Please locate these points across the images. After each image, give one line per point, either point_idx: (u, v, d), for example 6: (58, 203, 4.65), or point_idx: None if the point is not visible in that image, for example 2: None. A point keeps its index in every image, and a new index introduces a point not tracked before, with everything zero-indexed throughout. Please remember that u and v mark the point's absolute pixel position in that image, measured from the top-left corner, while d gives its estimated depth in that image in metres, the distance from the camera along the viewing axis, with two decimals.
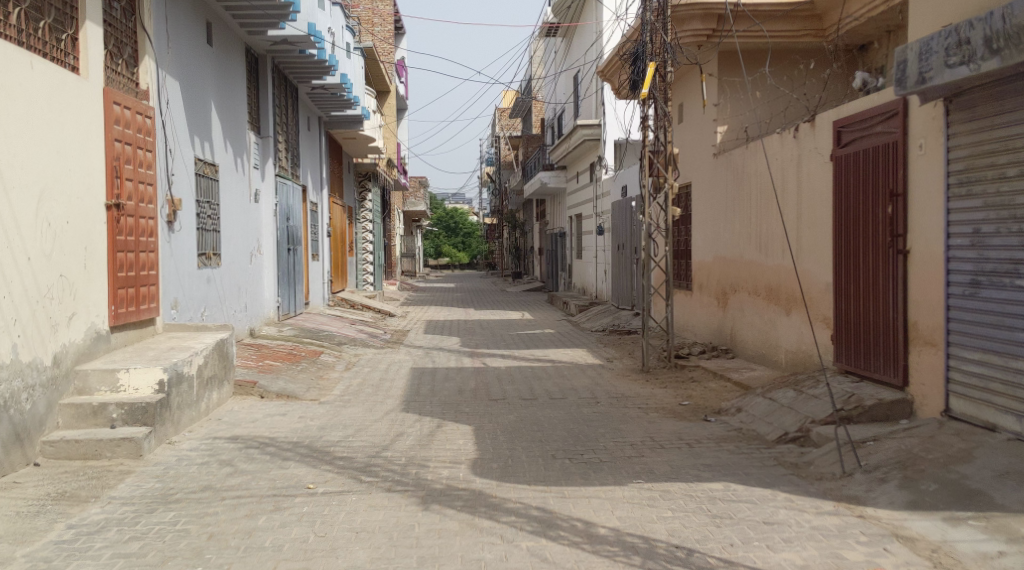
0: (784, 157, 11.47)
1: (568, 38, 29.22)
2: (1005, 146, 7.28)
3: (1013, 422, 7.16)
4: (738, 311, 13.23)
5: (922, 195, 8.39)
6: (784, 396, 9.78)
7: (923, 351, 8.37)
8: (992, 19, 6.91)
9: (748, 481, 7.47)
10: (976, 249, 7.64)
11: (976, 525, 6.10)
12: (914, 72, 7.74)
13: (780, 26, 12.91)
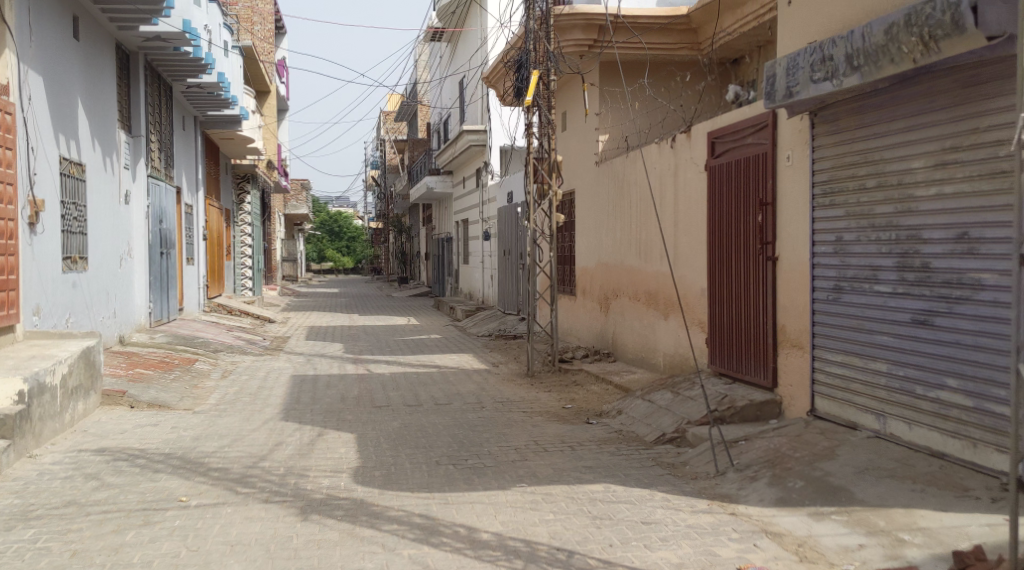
0: (662, 166, 11.77)
1: (453, 43, 29.25)
2: (864, 158, 7.65)
3: (872, 420, 7.54)
4: (619, 316, 13.50)
5: (789, 204, 8.74)
6: (662, 398, 10.04)
7: (790, 354, 8.72)
8: (853, 37, 7.24)
9: (627, 482, 7.62)
10: (838, 256, 8.00)
11: (839, 519, 6.35)
12: (782, 86, 8.13)
13: (657, 39, 13.31)
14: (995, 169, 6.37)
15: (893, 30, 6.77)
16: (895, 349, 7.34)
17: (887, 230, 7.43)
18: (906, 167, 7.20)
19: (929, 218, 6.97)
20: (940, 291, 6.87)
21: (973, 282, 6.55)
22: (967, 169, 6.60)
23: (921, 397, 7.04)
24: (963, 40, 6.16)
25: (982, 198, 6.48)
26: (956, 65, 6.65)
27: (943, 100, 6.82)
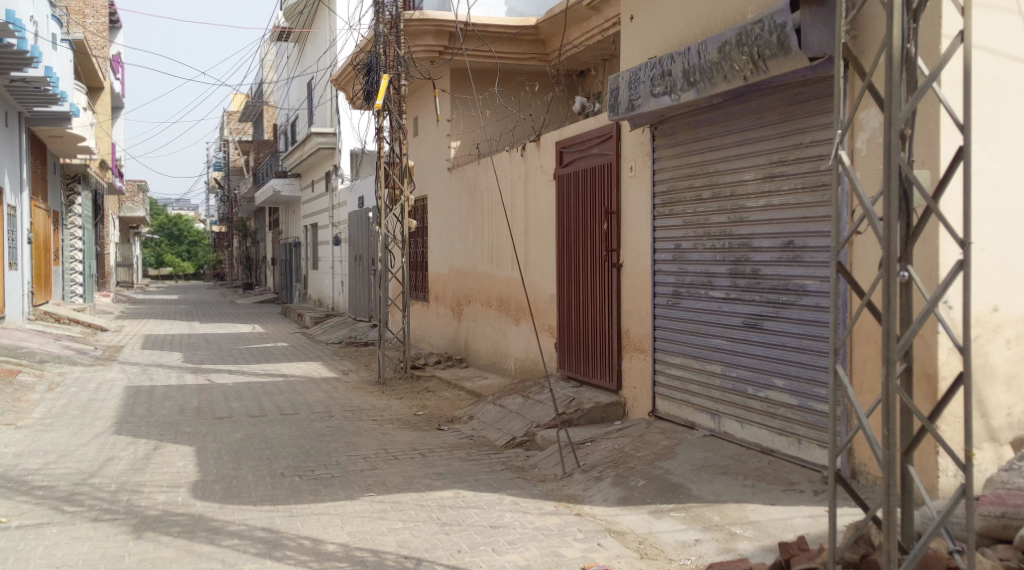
0: (513, 173, 11.92)
1: (301, 43, 28.70)
2: (700, 170, 7.97)
3: (708, 419, 7.87)
4: (472, 321, 13.56)
5: (633, 212, 8.99)
6: (512, 403, 10.15)
7: (633, 357, 8.99)
8: (689, 55, 7.54)
9: (477, 487, 7.66)
10: (676, 263, 8.31)
11: (678, 516, 6.57)
12: (625, 99, 8.38)
13: (507, 48, 13.35)
14: (816, 182, 6.74)
15: (726, 49, 7.08)
16: (728, 351, 7.68)
17: (721, 238, 7.76)
18: (738, 179, 7.54)
19: (759, 227, 7.32)
20: (769, 296, 7.22)
21: (798, 288, 6.92)
22: (792, 182, 6.96)
23: (751, 397, 7.40)
24: (788, 61, 6.50)
25: (806, 209, 6.84)
26: (782, 84, 7.01)
27: (771, 116, 7.18)
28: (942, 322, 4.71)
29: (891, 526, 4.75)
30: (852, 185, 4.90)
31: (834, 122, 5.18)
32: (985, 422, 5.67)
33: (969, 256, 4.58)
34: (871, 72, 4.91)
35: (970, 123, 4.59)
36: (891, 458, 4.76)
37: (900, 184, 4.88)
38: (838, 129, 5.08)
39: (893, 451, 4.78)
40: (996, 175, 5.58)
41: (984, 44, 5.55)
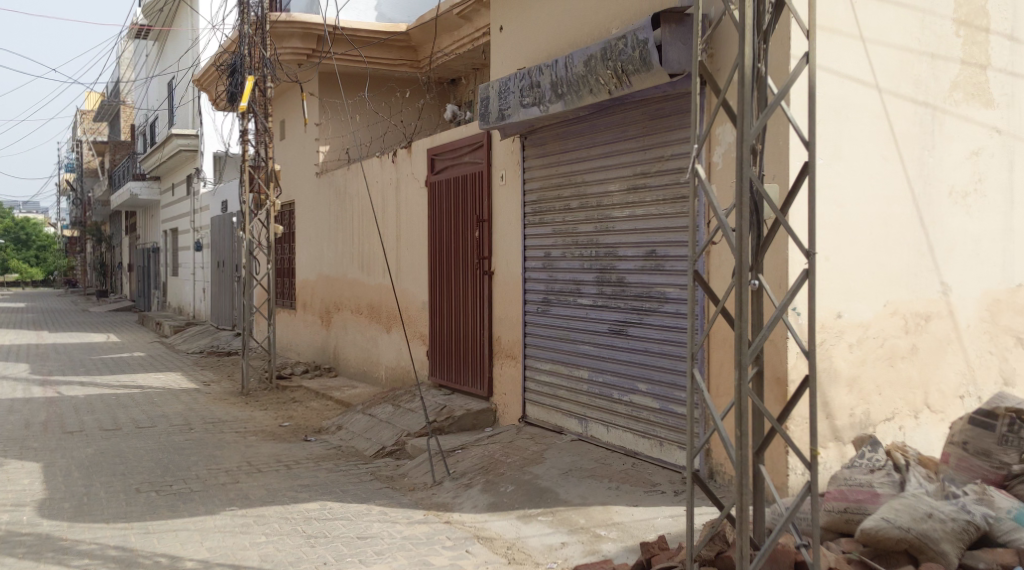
0: (383, 180, 11.86)
1: (161, 42, 27.75)
2: (568, 181, 8.12)
3: (576, 424, 8.03)
4: (341, 329, 13.39)
5: (503, 220, 9.08)
6: (382, 412, 10.08)
7: (504, 364, 9.07)
8: (557, 67, 7.67)
9: (344, 498, 7.58)
10: (546, 271, 8.44)
11: (545, 520, 6.66)
12: (495, 108, 8.46)
13: (377, 53, 13.12)
14: (676, 193, 6.97)
15: (592, 63, 7.25)
16: (594, 357, 7.85)
17: (588, 247, 7.93)
18: (604, 190, 7.73)
19: (623, 236, 7.53)
20: (632, 303, 7.43)
21: (660, 295, 7.14)
22: (655, 193, 7.18)
23: (616, 401, 7.59)
24: (650, 76, 6.72)
25: (668, 219, 7.06)
26: (644, 98, 7.23)
27: (634, 129, 7.40)
28: (789, 328, 4.96)
29: (743, 523, 4.96)
30: (707, 198, 5.10)
31: (691, 136, 5.37)
32: (829, 422, 5.99)
33: (813, 265, 4.84)
34: (726, 90, 5.14)
35: (814, 140, 4.86)
36: (744, 458, 4.97)
37: (752, 197, 5.12)
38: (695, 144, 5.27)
39: (745, 451, 5.00)
40: (838, 190, 5.92)
41: (826, 65, 5.86)
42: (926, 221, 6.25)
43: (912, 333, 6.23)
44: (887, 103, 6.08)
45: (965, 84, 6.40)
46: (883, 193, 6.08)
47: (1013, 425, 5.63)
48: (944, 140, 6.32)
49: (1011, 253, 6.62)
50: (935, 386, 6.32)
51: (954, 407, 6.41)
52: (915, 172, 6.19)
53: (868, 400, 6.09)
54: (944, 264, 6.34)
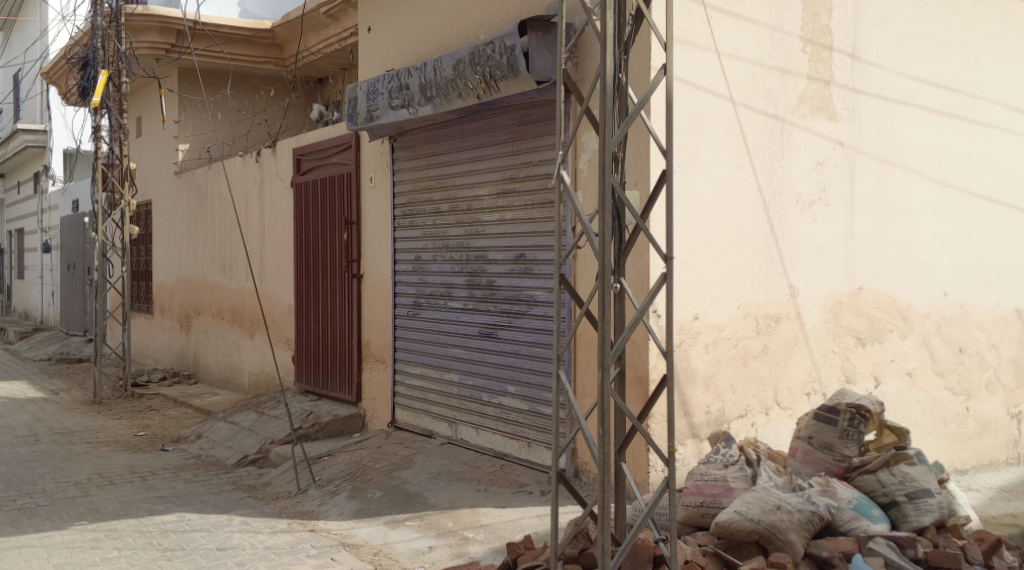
0: (247, 180, 11.59)
1: (5, 32, 26.27)
2: (438, 184, 8.15)
3: (445, 428, 8.05)
4: (202, 334, 13.00)
5: (371, 223, 9.02)
6: (245, 419, 9.84)
7: (373, 368, 9.00)
8: (425, 70, 7.68)
9: (203, 509, 7.38)
10: (416, 274, 8.43)
11: (413, 525, 6.66)
12: (364, 109, 8.38)
13: (240, 50, 12.75)
14: (545, 199, 7.10)
15: (461, 67, 7.29)
16: (464, 360, 7.89)
17: (458, 250, 7.99)
18: (473, 194, 7.79)
19: (494, 240, 7.61)
20: (502, 306, 7.53)
21: (529, 298, 7.27)
22: (524, 198, 7.30)
23: (486, 403, 7.66)
24: (518, 82, 6.84)
25: (536, 224, 7.20)
26: (512, 104, 7.33)
27: (502, 134, 7.49)
28: (648, 329, 5.17)
29: (605, 519, 5.12)
30: (572, 204, 5.23)
31: (556, 142, 5.50)
32: (688, 420, 6.25)
33: (672, 269, 5.06)
34: (589, 97, 5.28)
35: (671, 148, 5.09)
36: (606, 456, 5.15)
37: (615, 203, 5.29)
38: (560, 150, 5.41)
39: (607, 450, 5.16)
40: (694, 197, 6.18)
41: (681, 76, 6.12)
42: (776, 227, 6.54)
43: (763, 334, 6.52)
44: (741, 115, 6.37)
45: (812, 98, 6.67)
46: (736, 202, 6.36)
47: (853, 420, 6.00)
48: (795, 151, 6.60)
49: (852, 258, 6.85)
50: (784, 384, 6.62)
51: (802, 404, 6.72)
52: (766, 181, 6.49)
53: (723, 398, 6.36)
54: (792, 268, 6.62)
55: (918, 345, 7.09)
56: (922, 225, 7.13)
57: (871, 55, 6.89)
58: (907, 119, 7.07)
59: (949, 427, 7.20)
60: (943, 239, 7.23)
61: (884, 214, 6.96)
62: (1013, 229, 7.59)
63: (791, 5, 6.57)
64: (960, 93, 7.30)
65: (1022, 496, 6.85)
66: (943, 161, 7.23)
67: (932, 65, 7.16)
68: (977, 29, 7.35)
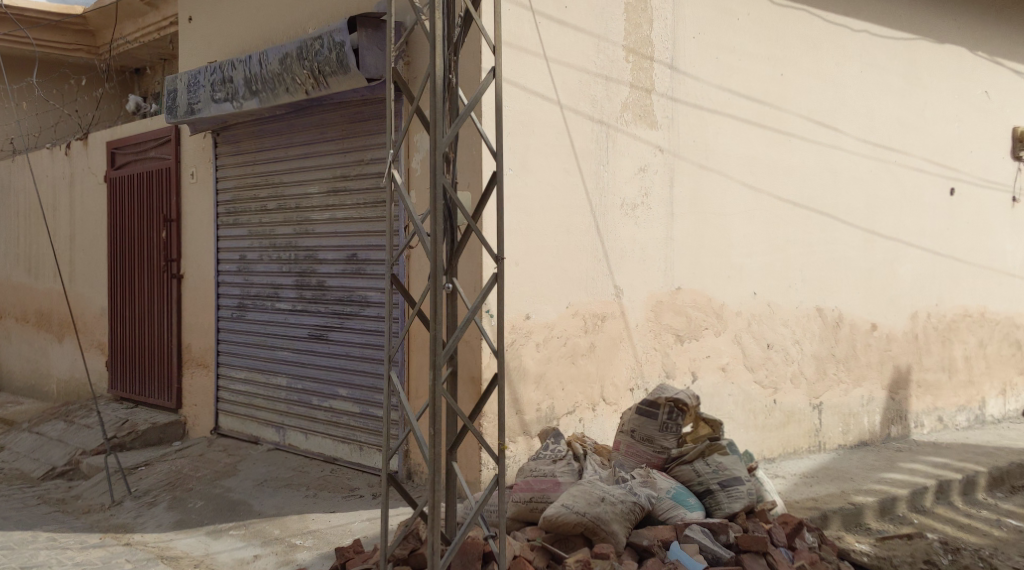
0: (55, 175, 10.90)
1: None
2: (264, 181, 7.94)
3: (272, 433, 7.85)
4: (4, 339, 12.11)
5: (193, 221, 8.68)
6: (53, 429, 9.24)
7: (195, 373, 8.66)
8: (250, 63, 7.45)
9: (5, 526, 6.89)
10: (241, 274, 8.19)
11: (236, 534, 6.45)
12: (184, 102, 7.98)
13: (48, 36, 11.93)
14: (377, 198, 7.11)
15: (287, 61, 7.13)
16: (293, 363, 7.72)
17: (286, 250, 7.82)
18: (302, 191, 7.66)
19: (324, 239, 7.52)
20: (333, 307, 7.44)
21: (361, 299, 7.23)
22: (355, 197, 7.26)
23: (316, 407, 7.53)
24: (347, 79, 6.79)
25: (368, 223, 7.18)
26: (342, 101, 7.28)
27: (333, 132, 7.42)
28: (479, 328, 5.30)
29: (435, 519, 5.18)
30: (404, 204, 5.30)
31: (387, 142, 5.55)
32: (518, 418, 6.44)
33: (502, 270, 5.28)
34: (418, 97, 5.36)
35: (500, 150, 5.24)
36: (436, 455, 5.21)
37: (445, 203, 5.39)
38: (393, 150, 5.51)
39: (438, 450, 5.24)
40: (525, 200, 6.41)
41: (511, 80, 6.33)
42: (602, 229, 6.79)
43: (590, 332, 6.75)
44: (568, 120, 6.62)
45: (634, 106, 6.97)
46: (564, 204, 6.60)
47: (672, 413, 6.31)
48: (618, 156, 6.87)
49: (673, 259, 7.18)
50: (610, 380, 6.86)
51: (627, 399, 6.98)
52: (593, 185, 6.74)
53: (552, 395, 6.56)
54: (617, 268, 6.89)
55: (731, 341, 7.49)
56: (733, 227, 7.51)
57: (688, 65, 7.23)
58: (721, 129, 7.43)
59: (758, 418, 7.63)
60: (752, 241, 7.62)
61: (701, 217, 7.32)
62: (816, 233, 8.03)
63: (615, 14, 6.84)
64: (768, 105, 7.72)
65: (822, 481, 7.35)
66: (754, 169, 7.62)
67: (743, 78, 7.55)
68: (786, 46, 7.80)
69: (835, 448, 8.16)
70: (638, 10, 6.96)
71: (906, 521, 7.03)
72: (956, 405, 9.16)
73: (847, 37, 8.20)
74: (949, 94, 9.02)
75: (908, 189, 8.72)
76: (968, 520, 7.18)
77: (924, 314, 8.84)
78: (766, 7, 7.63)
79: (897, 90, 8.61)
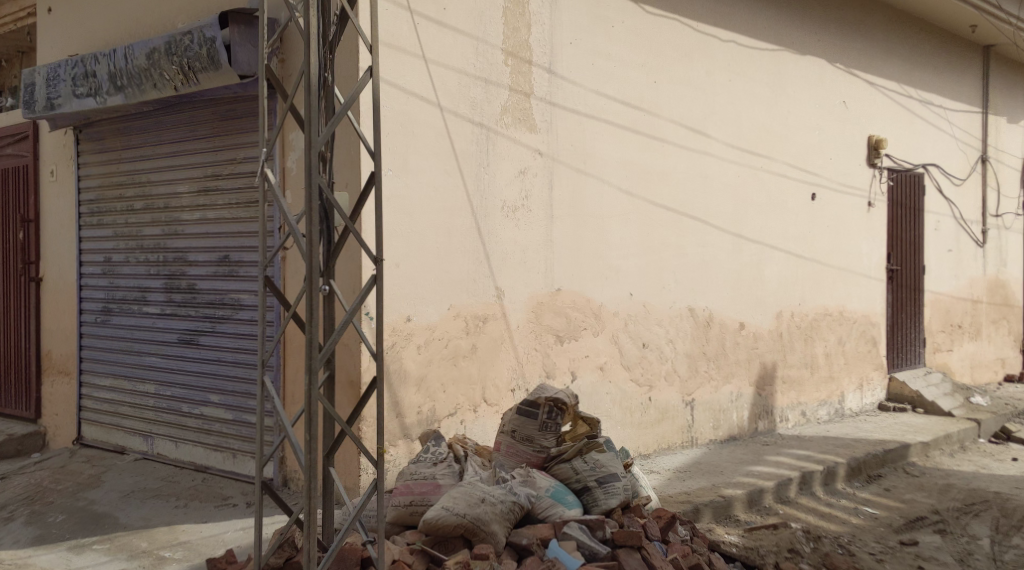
0: None
1: None
2: (131, 179, 7.64)
3: (140, 442, 7.56)
4: None
5: (53, 222, 8.25)
6: None
7: (56, 381, 8.23)
8: (115, 57, 7.12)
9: None
10: (106, 277, 7.84)
11: (101, 548, 6.14)
12: (42, 97, 7.55)
13: None
14: (250, 198, 6.94)
15: (154, 56, 6.86)
16: (161, 370, 7.45)
17: (153, 251, 7.54)
18: (171, 191, 7.40)
19: (194, 240, 7.28)
20: (204, 311, 7.21)
21: (234, 302, 7.04)
22: (228, 196, 7.07)
23: (187, 415, 7.29)
24: (219, 76, 6.60)
25: (241, 224, 7.00)
26: (214, 98, 7.07)
27: (204, 129, 7.20)
28: (357, 331, 5.26)
29: (312, 526, 5.12)
30: (278, 205, 5.21)
31: (260, 140, 5.44)
32: (399, 421, 6.40)
33: (381, 271, 5.26)
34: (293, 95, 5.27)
35: (378, 150, 5.21)
36: (313, 461, 5.15)
37: (321, 203, 5.32)
38: (265, 148, 5.39)
39: (314, 456, 5.17)
40: (405, 201, 6.39)
41: (390, 80, 6.30)
42: (483, 231, 6.84)
43: (471, 334, 6.78)
44: (449, 121, 6.64)
45: (514, 109, 7.04)
46: (445, 206, 6.61)
47: (551, 413, 6.41)
48: (497, 158, 6.92)
49: (552, 261, 7.28)
50: (491, 381, 6.90)
51: (508, 400, 7.03)
52: (473, 188, 6.78)
53: (433, 398, 6.56)
54: (497, 270, 6.94)
55: (608, 341, 7.65)
56: (610, 230, 7.68)
57: (566, 70, 7.35)
58: (597, 133, 7.59)
59: (634, 416, 7.82)
60: (628, 243, 7.81)
61: (579, 219, 7.45)
62: (688, 236, 8.29)
63: (493, 18, 6.90)
64: (643, 110, 7.92)
65: (695, 475, 7.59)
66: (629, 173, 7.81)
67: (618, 84, 7.73)
68: (659, 55, 8.02)
69: (707, 443, 8.44)
70: (516, 15, 7.04)
71: (772, 511, 7.34)
72: (818, 399, 9.62)
73: (716, 46, 8.50)
74: (809, 104, 9.47)
75: (773, 194, 9.11)
76: (829, 509, 7.55)
77: (788, 313, 9.25)
78: (639, 16, 7.84)
79: (762, 98, 8.98)
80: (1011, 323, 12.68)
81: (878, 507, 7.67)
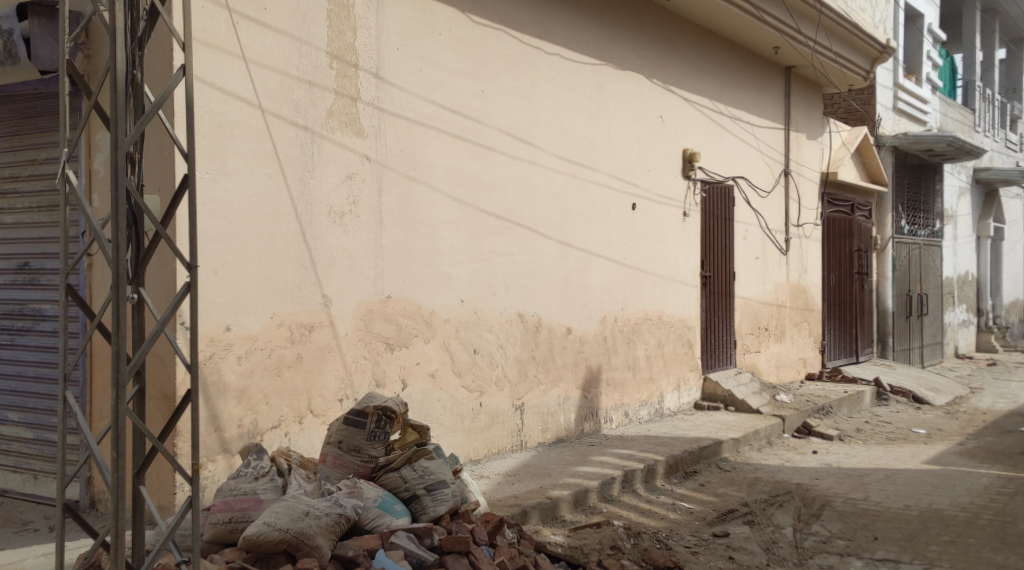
0: None
1: None
2: None
3: None
4: None
5: None
6: None
7: None
8: None
9: None
10: None
11: None
12: None
13: None
14: (51, 201, 6.47)
15: None
16: None
17: None
18: None
19: None
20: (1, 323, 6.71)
21: (35, 312, 6.55)
22: (26, 199, 6.58)
23: None
24: (15, 70, 6.14)
25: (40, 229, 6.52)
26: (11, 94, 6.60)
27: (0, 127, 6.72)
28: (169, 343, 5.01)
29: (119, 549, 4.84)
30: (80, 209, 4.89)
31: (60, 139, 5.09)
32: (218, 435, 6.16)
33: (195, 278, 5.04)
34: (97, 92, 4.97)
35: (192, 152, 4.99)
36: (121, 481, 4.87)
37: (128, 207, 5.03)
38: (65, 148, 5.04)
39: (122, 475, 4.88)
40: (224, 205, 6.17)
41: (205, 80, 6.06)
42: (308, 237, 6.69)
43: (296, 343, 6.61)
44: (269, 124, 6.46)
45: (339, 113, 6.92)
46: (266, 211, 6.43)
47: (380, 421, 6.31)
48: (323, 163, 6.80)
49: (381, 268, 7.22)
50: (317, 392, 6.76)
51: (335, 411, 6.90)
52: (298, 192, 6.63)
53: (255, 410, 6.35)
54: (324, 277, 6.81)
55: (439, 348, 7.65)
56: (441, 236, 7.69)
57: (393, 76, 7.32)
58: (427, 140, 7.59)
59: (464, 421, 7.85)
60: (458, 251, 7.84)
61: (409, 226, 7.42)
62: (516, 243, 8.42)
63: (316, 19, 6.77)
64: (470, 118, 7.99)
65: (523, 478, 7.71)
66: (459, 181, 7.85)
67: (446, 92, 7.76)
68: (485, 64, 8.12)
69: (535, 445, 8.60)
70: (341, 18, 6.93)
71: (596, 510, 7.55)
72: (639, 400, 9.99)
73: (540, 58, 8.68)
74: (629, 117, 9.83)
75: (596, 204, 9.39)
76: (648, 505, 7.85)
77: (611, 318, 9.55)
78: (466, 25, 7.91)
79: (584, 110, 9.24)
80: (811, 325, 13.62)
81: (693, 502, 8.04)
